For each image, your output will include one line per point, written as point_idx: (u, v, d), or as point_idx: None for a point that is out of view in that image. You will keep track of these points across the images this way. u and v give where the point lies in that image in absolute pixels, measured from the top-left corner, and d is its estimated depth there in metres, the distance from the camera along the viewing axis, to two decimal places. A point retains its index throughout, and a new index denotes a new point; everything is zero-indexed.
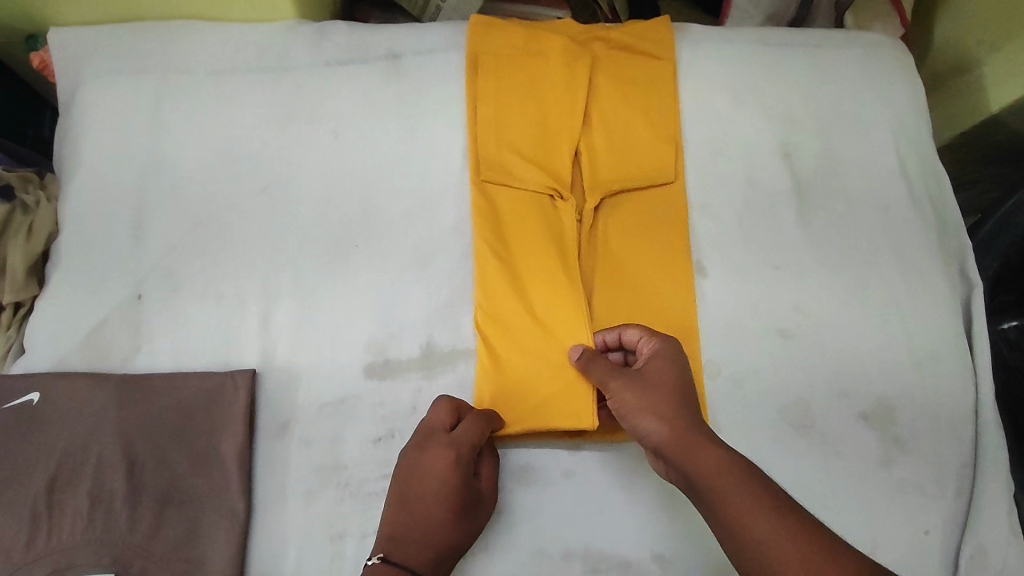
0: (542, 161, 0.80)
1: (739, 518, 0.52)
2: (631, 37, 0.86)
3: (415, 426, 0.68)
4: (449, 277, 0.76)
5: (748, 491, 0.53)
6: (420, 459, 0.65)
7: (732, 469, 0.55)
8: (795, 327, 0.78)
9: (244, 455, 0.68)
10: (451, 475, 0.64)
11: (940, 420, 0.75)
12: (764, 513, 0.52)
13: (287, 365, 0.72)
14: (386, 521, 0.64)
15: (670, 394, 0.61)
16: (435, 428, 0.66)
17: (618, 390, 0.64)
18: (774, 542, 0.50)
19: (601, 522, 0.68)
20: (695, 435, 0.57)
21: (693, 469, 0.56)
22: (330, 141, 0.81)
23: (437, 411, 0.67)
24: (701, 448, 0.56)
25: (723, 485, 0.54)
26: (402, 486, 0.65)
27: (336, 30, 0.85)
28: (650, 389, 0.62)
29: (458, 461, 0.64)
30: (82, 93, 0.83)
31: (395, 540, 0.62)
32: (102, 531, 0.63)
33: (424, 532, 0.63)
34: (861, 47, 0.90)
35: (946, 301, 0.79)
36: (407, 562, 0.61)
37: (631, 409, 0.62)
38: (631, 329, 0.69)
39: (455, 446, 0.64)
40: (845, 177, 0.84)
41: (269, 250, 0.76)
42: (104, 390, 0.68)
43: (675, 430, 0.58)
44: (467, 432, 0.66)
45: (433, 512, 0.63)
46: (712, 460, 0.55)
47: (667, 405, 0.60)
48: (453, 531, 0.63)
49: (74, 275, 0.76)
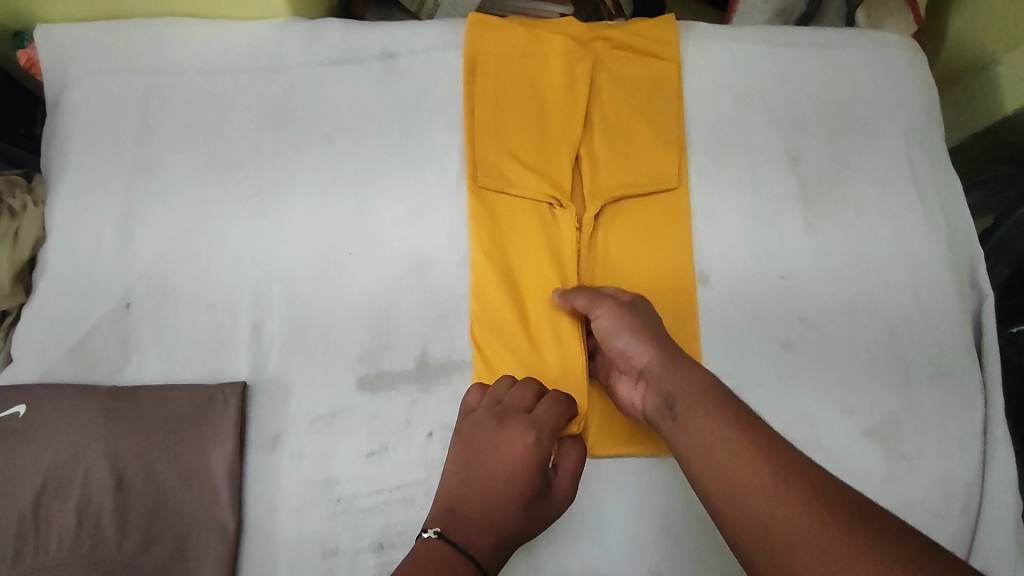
0: (543, 167, 0.78)
1: (705, 428, 0.52)
2: (634, 37, 0.84)
3: (493, 399, 0.66)
4: (445, 286, 0.74)
5: (717, 404, 0.53)
6: (496, 436, 0.63)
7: (707, 386, 0.55)
8: (800, 339, 0.75)
9: (234, 470, 0.66)
10: (529, 456, 0.62)
11: (948, 437, 0.73)
12: (731, 423, 0.51)
13: (278, 377, 0.71)
14: (446, 495, 0.61)
15: (656, 326, 0.63)
16: (517, 407, 0.65)
17: (601, 312, 0.65)
18: (734, 450, 0.49)
19: (598, 541, 0.67)
20: (677, 354, 0.59)
21: (671, 385, 0.57)
22: (323, 144, 0.78)
23: (522, 390, 0.66)
24: (681, 364, 0.58)
25: (697, 400, 0.54)
26: (470, 459, 0.63)
27: (330, 28, 0.82)
28: (635, 313, 0.64)
29: (538, 444, 0.63)
30: (70, 93, 0.80)
31: (454, 515, 0.59)
32: (89, 548, 0.61)
33: (487, 513, 0.59)
34: (873, 46, 0.87)
35: (957, 314, 0.77)
36: (463, 542, 0.57)
37: (613, 333, 0.64)
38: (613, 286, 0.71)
39: (536, 426, 0.63)
40: (853, 182, 0.82)
41: (260, 257, 0.74)
42: (92, 402, 0.67)
43: (661, 351, 0.59)
44: (549, 415, 0.65)
45: (501, 494, 0.60)
46: (691, 376, 0.56)
47: (654, 332, 0.62)
48: (519, 518, 0.60)
49: (61, 284, 0.74)
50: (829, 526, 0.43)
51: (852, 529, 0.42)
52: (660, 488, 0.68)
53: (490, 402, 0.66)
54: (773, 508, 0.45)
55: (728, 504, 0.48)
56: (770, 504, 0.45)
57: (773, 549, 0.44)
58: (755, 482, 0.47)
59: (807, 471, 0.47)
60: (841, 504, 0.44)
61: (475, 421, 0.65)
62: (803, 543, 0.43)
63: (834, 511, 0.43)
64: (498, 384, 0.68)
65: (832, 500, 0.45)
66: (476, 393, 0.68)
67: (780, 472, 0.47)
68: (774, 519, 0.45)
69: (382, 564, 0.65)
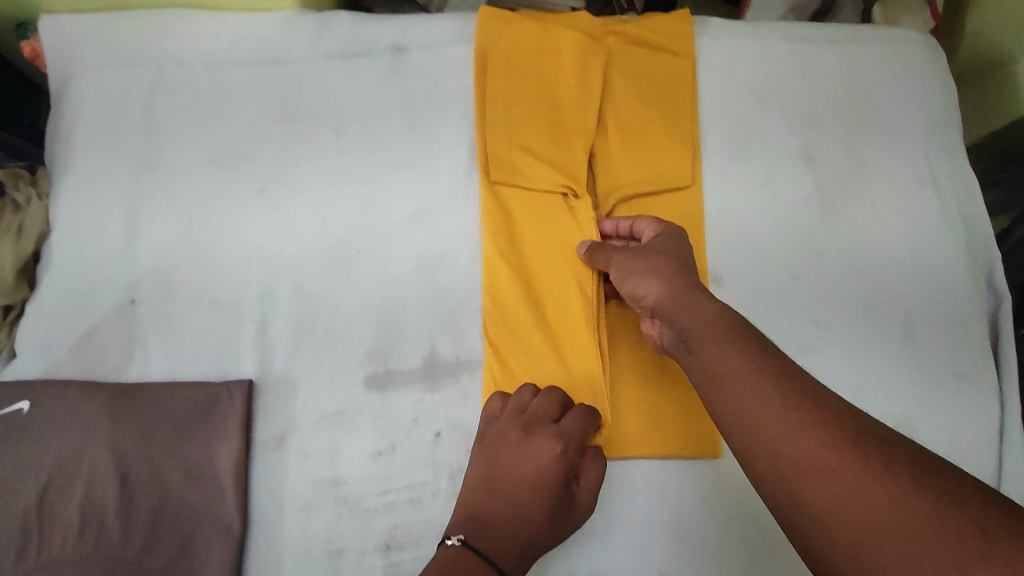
0: (556, 160, 0.76)
1: (716, 363, 0.52)
2: (648, 32, 0.82)
3: (517, 407, 0.66)
4: (454, 283, 0.73)
5: (730, 340, 0.53)
6: (522, 446, 0.63)
7: (721, 322, 0.54)
8: (815, 342, 0.74)
9: (240, 468, 0.65)
10: (553, 468, 0.62)
11: (965, 441, 0.72)
12: (746, 358, 0.51)
13: (285, 374, 0.70)
14: (469, 503, 0.62)
15: (668, 261, 0.62)
16: (543, 416, 0.65)
17: (617, 262, 0.65)
18: (747, 383, 0.50)
19: (609, 543, 0.66)
20: (687, 290, 0.58)
21: (683, 321, 0.56)
22: (332, 139, 0.77)
23: (546, 399, 0.66)
24: (692, 300, 0.57)
25: (709, 335, 0.54)
26: (494, 468, 0.63)
27: (339, 21, 0.81)
28: (648, 256, 0.63)
29: (564, 455, 0.63)
30: (74, 85, 0.79)
31: (477, 523, 0.60)
32: (93, 546, 0.61)
33: (510, 522, 0.60)
34: (892, 43, 0.86)
35: (974, 317, 0.76)
36: (487, 550, 0.58)
37: (626, 276, 0.63)
38: (642, 220, 0.70)
39: (561, 437, 0.63)
40: (870, 182, 0.80)
41: (268, 253, 0.73)
42: (97, 398, 0.66)
43: (670, 289, 0.59)
44: (576, 425, 0.64)
45: (524, 504, 0.61)
46: (704, 312, 0.56)
47: (665, 269, 0.61)
48: (543, 528, 0.61)
49: (66, 279, 0.73)
50: (832, 449, 0.44)
51: (856, 452, 0.43)
52: (671, 491, 0.67)
53: (514, 410, 0.65)
54: (781, 435, 0.46)
55: (740, 435, 0.49)
56: (781, 431, 0.46)
57: (783, 473, 0.45)
58: (766, 408, 0.48)
59: (814, 398, 0.47)
60: (852, 429, 0.45)
61: (499, 429, 0.65)
62: (811, 466, 0.44)
63: (840, 429, 0.45)
64: (520, 392, 0.67)
65: (840, 426, 0.45)
66: (498, 400, 0.67)
67: (792, 402, 0.47)
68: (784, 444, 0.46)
69: (389, 565, 0.64)
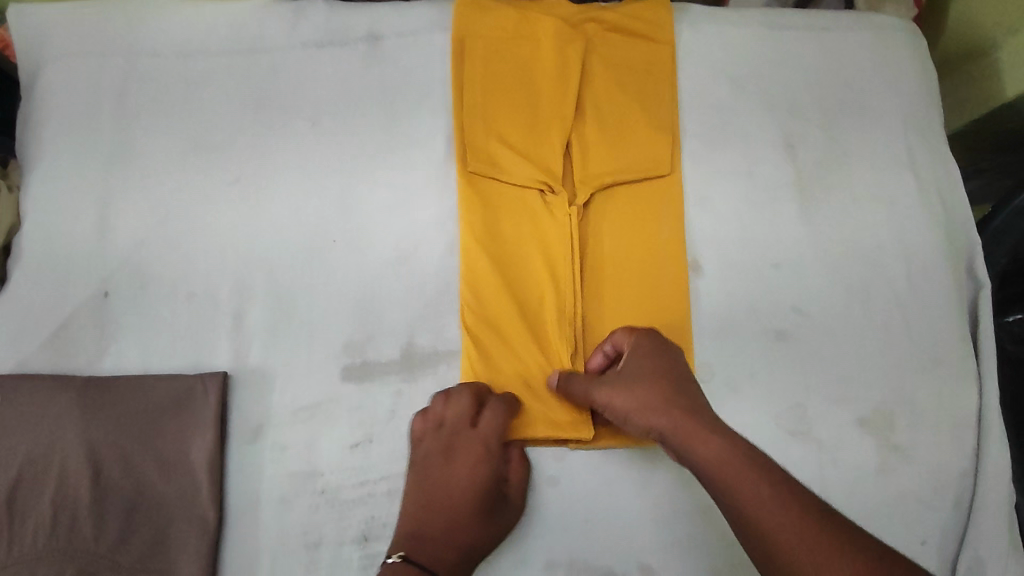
0: (533, 152, 0.76)
1: (748, 506, 0.50)
2: (627, 18, 0.81)
3: (434, 418, 0.66)
4: (432, 273, 0.72)
5: (751, 478, 0.51)
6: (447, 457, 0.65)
7: (734, 456, 0.53)
8: (794, 329, 0.74)
9: (215, 461, 0.65)
10: (480, 471, 0.65)
11: (942, 426, 0.72)
12: (772, 498, 0.50)
13: (259, 366, 0.69)
14: (408, 518, 0.63)
15: (659, 388, 0.60)
16: (460, 424, 0.66)
17: (606, 398, 0.62)
18: (784, 529, 0.48)
19: (587, 532, 0.65)
20: (691, 423, 0.56)
21: (698, 461, 0.54)
22: (307, 129, 0.76)
23: (459, 405, 0.66)
24: (699, 437, 0.55)
25: (729, 474, 0.52)
26: (425, 484, 0.65)
27: (314, 11, 0.80)
28: (639, 387, 0.61)
29: (487, 456, 0.65)
30: (43, 75, 0.78)
31: (417, 539, 0.62)
32: (65, 541, 0.60)
33: (448, 532, 0.63)
34: (871, 29, 0.85)
35: (953, 303, 0.76)
36: (428, 562, 0.61)
37: (625, 413, 0.61)
38: (618, 332, 0.67)
39: (482, 441, 0.65)
40: (850, 169, 0.80)
41: (243, 244, 0.73)
42: (67, 393, 0.65)
43: (674, 425, 0.57)
44: (493, 426, 0.66)
45: (459, 511, 0.64)
46: (710, 449, 0.54)
47: (658, 400, 0.59)
48: (480, 529, 0.63)
49: (37, 272, 0.72)
50: None
51: None
52: (650, 479, 0.67)
53: (432, 422, 0.66)
54: None
55: None
56: None
57: None
58: (805, 558, 0.47)
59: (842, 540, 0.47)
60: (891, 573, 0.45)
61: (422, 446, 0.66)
62: None
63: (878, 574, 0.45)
64: (434, 403, 0.67)
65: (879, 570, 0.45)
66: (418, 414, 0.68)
67: (828, 546, 0.47)
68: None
69: (366, 557, 0.64)
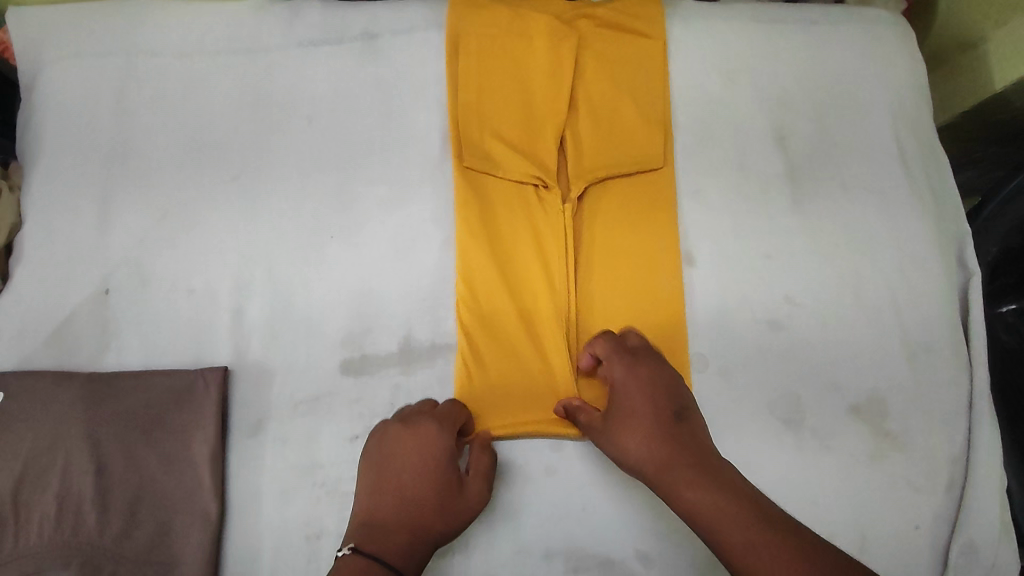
0: (527, 148, 0.77)
1: (733, 551, 0.49)
2: (619, 14, 0.82)
3: (394, 413, 0.66)
4: (429, 266, 0.73)
5: (737, 525, 0.50)
6: (399, 443, 0.62)
7: (720, 503, 0.52)
8: (787, 319, 0.75)
9: (216, 454, 0.66)
10: (433, 450, 0.61)
11: (933, 413, 0.73)
12: (757, 543, 0.48)
13: (260, 362, 0.70)
14: (363, 508, 0.59)
15: (644, 429, 0.58)
16: (417, 411, 0.65)
17: (600, 438, 0.62)
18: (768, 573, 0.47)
19: (585, 520, 0.66)
20: (677, 469, 0.55)
21: (686, 507, 0.53)
22: (303, 127, 0.77)
23: (418, 400, 0.67)
24: (686, 483, 0.54)
25: (715, 521, 0.51)
26: (379, 472, 0.61)
27: (310, 10, 0.81)
28: (625, 428, 0.59)
29: (441, 435, 0.62)
30: (44, 76, 0.79)
31: (369, 528, 0.57)
32: (70, 534, 0.61)
33: (400, 518, 0.58)
34: (860, 23, 0.86)
35: (943, 291, 0.77)
36: (378, 551, 0.55)
37: (617, 454, 0.60)
38: (596, 340, 0.67)
39: (436, 419, 0.63)
40: (840, 160, 0.81)
41: (242, 241, 0.74)
42: (72, 388, 0.66)
43: (660, 470, 0.56)
44: (448, 411, 0.65)
45: (411, 495, 0.59)
46: (695, 494, 0.53)
47: (644, 443, 0.58)
48: (436, 514, 0.58)
49: (38, 271, 0.73)
50: None
51: None
52: None
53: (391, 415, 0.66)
54: None
55: None
56: None
57: None
58: None
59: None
60: None
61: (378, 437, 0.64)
62: None
63: None
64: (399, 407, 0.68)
65: None
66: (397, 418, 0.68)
67: None
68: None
69: None
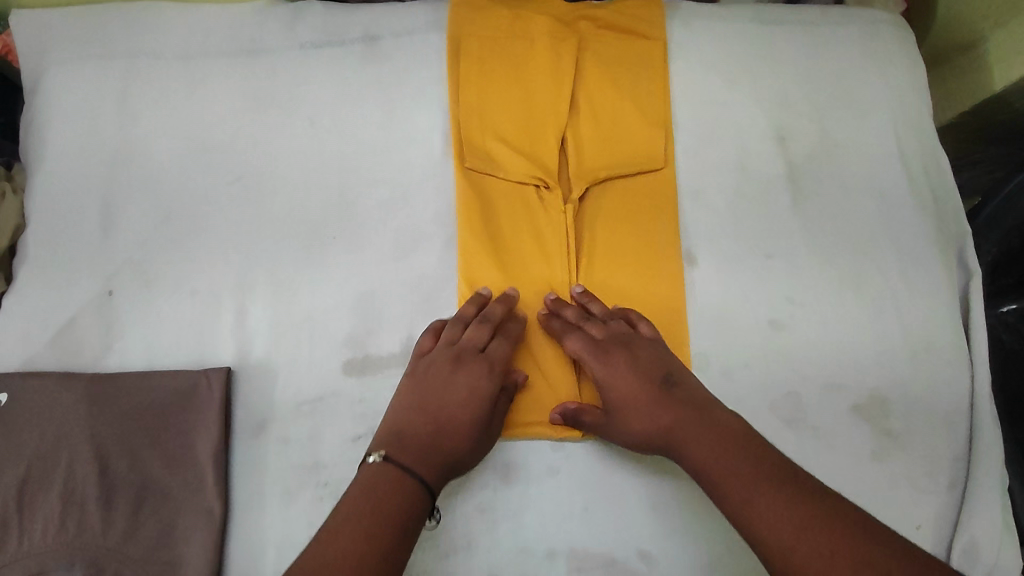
0: (529, 149, 0.78)
1: (734, 496, 0.51)
2: (619, 16, 0.83)
3: (446, 338, 0.67)
4: (432, 266, 0.74)
5: (735, 471, 0.52)
6: (450, 372, 0.63)
7: (720, 453, 0.54)
8: (788, 318, 0.75)
9: (219, 454, 0.66)
10: (486, 389, 0.63)
11: (935, 412, 0.73)
12: (756, 484, 0.51)
13: (263, 362, 0.70)
14: (396, 422, 0.60)
15: (640, 402, 0.61)
16: (474, 344, 0.66)
17: (602, 424, 0.64)
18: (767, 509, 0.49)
19: (587, 519, 0.67)
20: (678, 432, 0.57)
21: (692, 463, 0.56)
22: (305, 128, 0.78)
23: (479, 328, 0.67)
24: (687, 442, 0.56)
25: (715, 473, 0.53)
26: (424, 392, 0.62)
27: (311, 13, 0.82)
28: (622, 406, 0.62)
29: (493, 378, 0.64)
30: (47, 79, 0.79)
31: (401, 441, 0.58)
32: (74, 534, 0.61)
33: (432, 439, 0.59)
34: (860, 24, 0.87)
35: (944, 290, 0.77)
36: (410, 463, 0.56)
37: (620, 433, 0.62)
38: (570, 337, 0.67)
39: (491, 362, 0.65)
40: (840, 160, 0.81)
41: (244, 241, 0.74)
42: (75, 389, 0.66)
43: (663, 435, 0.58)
44: (501, 352, 0.66)
45: (449, 423, 0.60)
46: (698, 451, 0.55)
47: (642, 415, 0.60)
48: (466, 447, 0.60)
49: (41, 272, 0.73)
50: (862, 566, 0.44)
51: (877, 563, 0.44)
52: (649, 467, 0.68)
53: (445, 341, 0.66)
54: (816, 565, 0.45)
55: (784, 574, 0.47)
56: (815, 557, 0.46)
57: None
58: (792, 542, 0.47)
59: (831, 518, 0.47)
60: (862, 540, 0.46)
61: (429, 360, 0.65)
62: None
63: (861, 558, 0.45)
64: (448, 324, 0.68)
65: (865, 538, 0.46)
66: None
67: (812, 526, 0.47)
68: (848, 557, 0.45)
69: None
